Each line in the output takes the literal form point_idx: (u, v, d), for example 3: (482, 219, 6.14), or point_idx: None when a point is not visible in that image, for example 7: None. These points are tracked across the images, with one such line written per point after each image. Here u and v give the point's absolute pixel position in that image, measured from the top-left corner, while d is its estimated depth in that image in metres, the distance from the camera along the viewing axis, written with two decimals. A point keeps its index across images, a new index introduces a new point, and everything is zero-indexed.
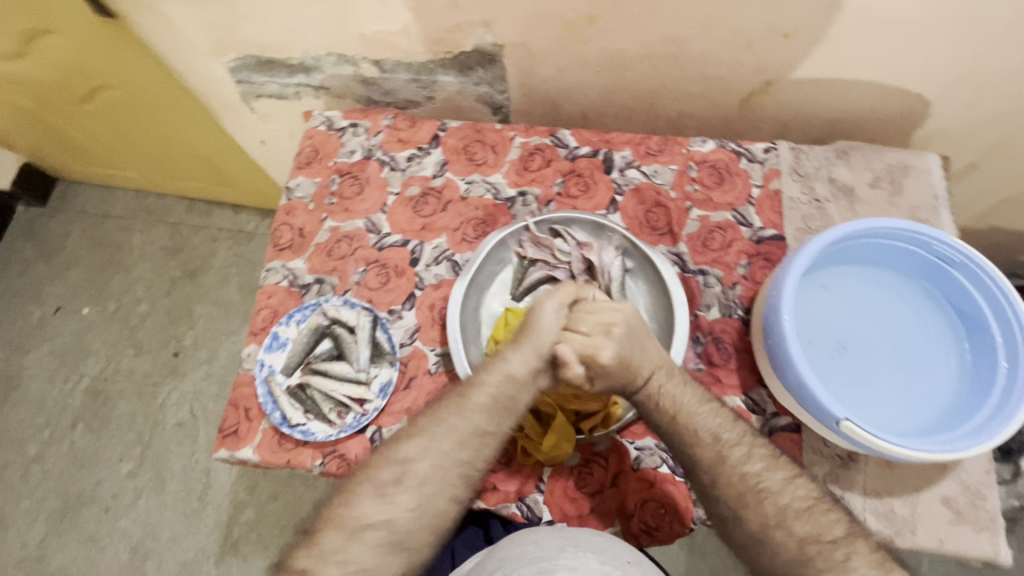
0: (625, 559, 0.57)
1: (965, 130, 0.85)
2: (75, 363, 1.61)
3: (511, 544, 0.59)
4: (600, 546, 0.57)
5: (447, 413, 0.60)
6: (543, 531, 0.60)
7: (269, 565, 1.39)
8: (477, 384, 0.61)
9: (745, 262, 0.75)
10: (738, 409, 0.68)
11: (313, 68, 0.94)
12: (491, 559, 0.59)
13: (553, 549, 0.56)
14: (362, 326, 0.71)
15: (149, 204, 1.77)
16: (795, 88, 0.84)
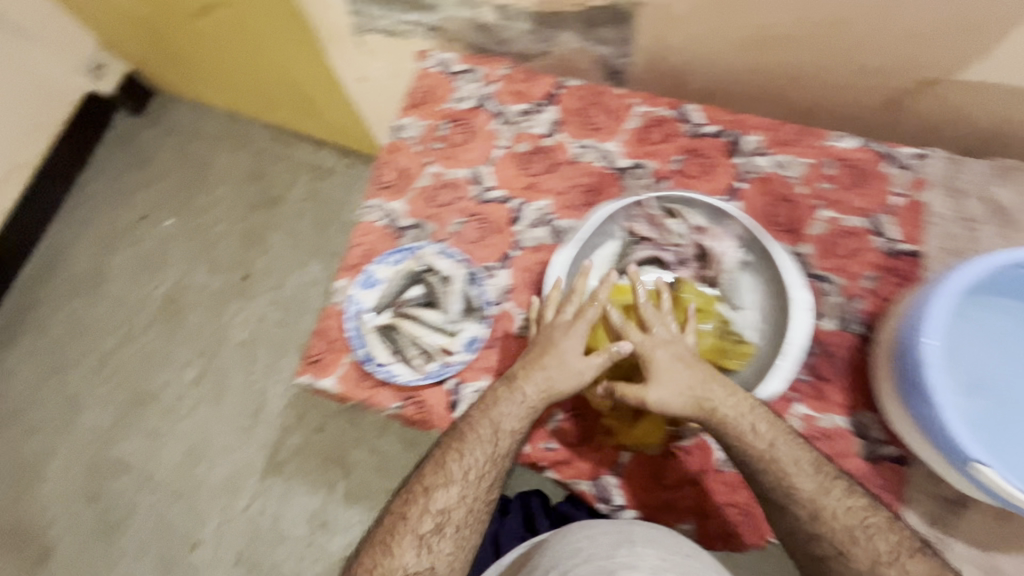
0: (685, 552, 0.58)
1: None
2: (155, 269, 1.70)
3: (566, 539, 0.62)
4: (657, 539, 0.59)
5: (450, 463, 0.61)
6: (596, 525, 0.62)
7: (308, 490, 1.45)
8: (478, 428, 0.61)
9: (873, 275, 0.68)
10: (840, 429, 0.63)
11: (433, 6, 0.91)
12: (548, 550, 0.62)
13: (608, 548, 0.58)
14: (458, 278, 0.71)
15: (238, 128, 1.81)
16: (959, 91, 0.75)
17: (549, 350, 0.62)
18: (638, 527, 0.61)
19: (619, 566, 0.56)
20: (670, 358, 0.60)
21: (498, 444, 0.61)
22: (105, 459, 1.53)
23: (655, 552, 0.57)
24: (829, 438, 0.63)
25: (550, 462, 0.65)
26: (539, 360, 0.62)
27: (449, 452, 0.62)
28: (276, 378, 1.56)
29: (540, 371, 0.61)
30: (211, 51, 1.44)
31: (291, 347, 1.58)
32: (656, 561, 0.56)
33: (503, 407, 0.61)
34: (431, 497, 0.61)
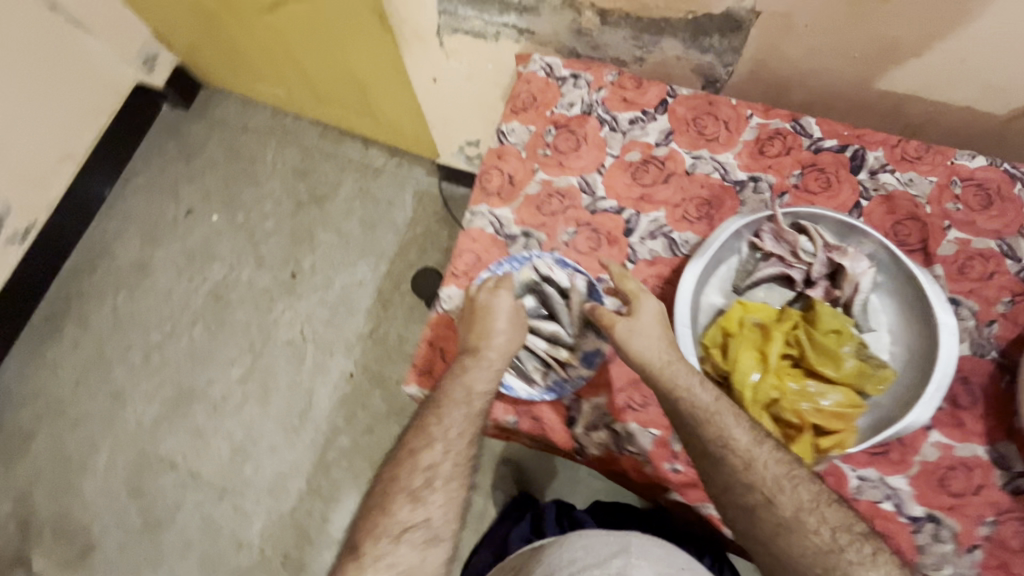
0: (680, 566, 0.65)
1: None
2: (201, 264, 1.69)
3: (564, 550, 0.67)
4: (652, 555, 0.65)
5: (414, 441, 0.61)
6: (591, 537, 0.68)
7: (357, 493, 1.43)
8: (445, 402, 0.61)
9: (1007, 299, 0.66)
10: (980, 460, 0.61)
11: (530, 9, 0.89)
12: (545, 559, 0.68)
13: (606, 559, 0.64)
14: (576, 291, 0.68)
15: (286, 124, 1.80)
16: None
17: (492, 314, 0.65)
18: (635, 541, 0.67)
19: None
20: (644, 308, 0.62)
21: (458, 417, 0.61)
22: (150, 455, 1.52)
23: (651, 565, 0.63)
24: (968, 469, 0.61)
25: (673, 484, 0.63)
26: (483, 324, 0.64)
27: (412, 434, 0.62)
28: (323, 378, 1.53)
29: (485, 334, 0.64)
30: (273, 47, 1.42)
31: (339, 347, 1.56)
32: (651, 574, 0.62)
33: (455, 377, 0.63)
34: (399, 483, 0.59)
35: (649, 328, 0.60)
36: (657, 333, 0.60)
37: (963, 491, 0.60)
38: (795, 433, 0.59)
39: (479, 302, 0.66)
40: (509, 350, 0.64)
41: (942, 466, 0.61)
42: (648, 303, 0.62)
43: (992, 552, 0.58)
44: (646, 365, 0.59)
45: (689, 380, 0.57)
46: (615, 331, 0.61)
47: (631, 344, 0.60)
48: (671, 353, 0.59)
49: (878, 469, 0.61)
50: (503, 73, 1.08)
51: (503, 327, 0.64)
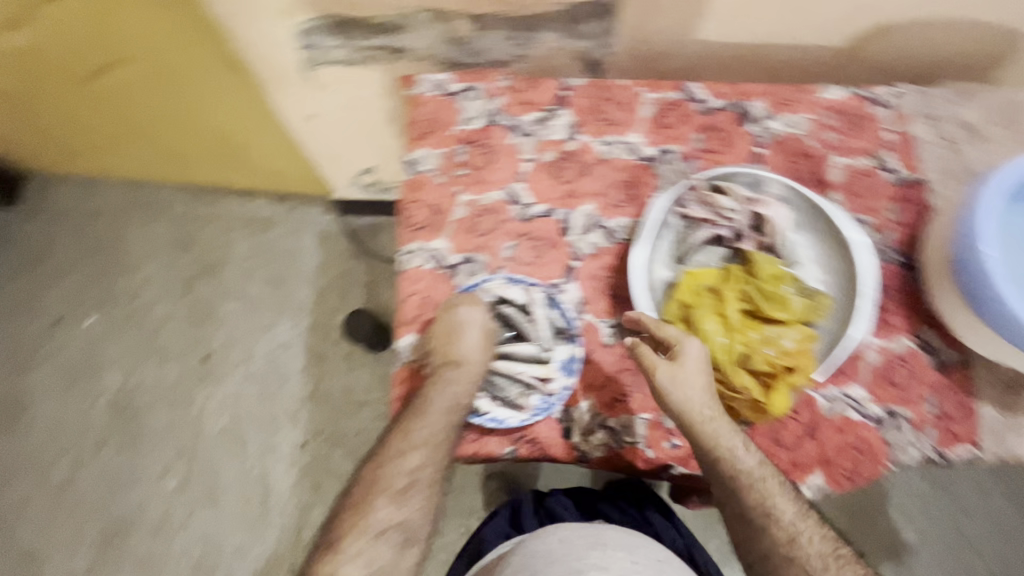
0: (656, 557, 0.66)
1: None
2: (90, 377, 1.46)
3: (541, 542, 0.68)
4: (625, 543, 0.67)
5: (399, 439, 0.61)
6: (568, 529, 0.69)
7: None
8: (432, 408, 0.62)
9: (893, 206, 0.75)
10: (910, 350, 0.69)
11: (399, 27, 0.85)
12: (522, 553, 0.68)
13: (583, 550, 0.65)
14: (533, 304, 0.68)
15: (146, 197, 1.59)
16: (906, 31, 0.84)
17: (466, 329, 0.65)
18: (607, 533, 0.69)
19: (590, 566, 0.63)
20: (688, 355, 0.61)
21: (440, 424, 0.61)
22: None
23: (625, 555, 0.65)
24: (904, 361, 0.69)
25: (677, 460, 0.65)
26: (457, 339, 0.64)
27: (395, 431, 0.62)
28: (274, 457, 1.40)
29: (461, 347, 0.64)
30: (108, 117, 1.25)
31: (283, 419, 1.43)
32: (626, 563, 0.64)
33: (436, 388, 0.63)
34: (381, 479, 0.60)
35: (693, 376, 0.60)
36: (698, 386, 0.60)
37: (905, 381, 0.69)
38: (772, 381, 0.63)
39: (455, 316, 0.65)
40: (480, 362, 0.65)
41: (885, 366, 0.69)
42: (690, 347, 0.61)
43: (940, 425, 0.68)
44: (687, 416, 0.59)
45: (725, 438, 0.60)
46: (657, 379, 0.60)
47: (674, 396, 0.60)
48: (712, 408, 0.60)
49: (839, 386, 0.68)
50: (384, 95, 1.02)
51: (476, 343, 0.65)
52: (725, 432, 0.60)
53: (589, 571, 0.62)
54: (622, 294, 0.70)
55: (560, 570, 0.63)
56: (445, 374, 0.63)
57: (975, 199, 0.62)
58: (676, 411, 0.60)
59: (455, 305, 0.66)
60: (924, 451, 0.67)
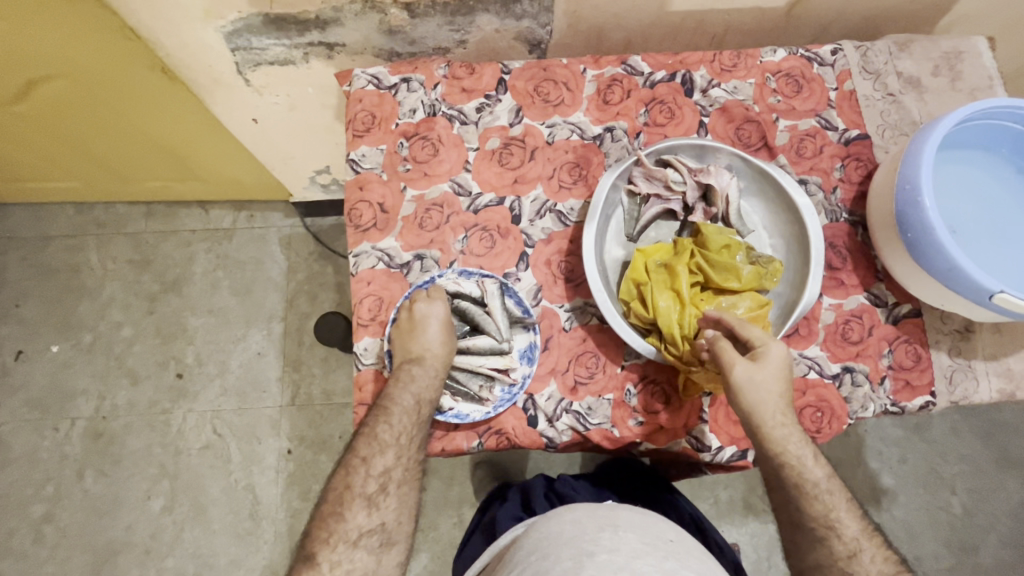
0: (669, 538, 0.63)
1: (988, 3, 0.86)
2: (61, 406, 1.43)
3: (551, 524, 0.65)
4: (637, 524, 0.63)
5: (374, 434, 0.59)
6: (581, 512, 0.65)
7: None
8: (398, 401, 0.60)
9: (839, 165, 0.76)
10: (863, 305, 0.71)
11: (331, 22, 0.82)
12: (532, 536, 0.65)
13: (594, 531, 0.61)
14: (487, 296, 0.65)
15: (99, 217, 1.55)
16: None
17: (427, 323, 0.63)
18: (620, 513, 0.65)
19: (600, 549, 0.58)
20: (770, 359, 0.59)
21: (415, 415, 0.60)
22: None
23: (636, 536, 0.61)
24: (859, 317, 0.70)
25: (643, 436, 0.66)
26: (420, 334, 0.62)
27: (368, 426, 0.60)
28: (260, 468, 1.39)
29: (422, 341, 0.62)
30: (44, 137, 1.19)
31: (264, 430, 1.42)
32: (637, 544, 0.59)
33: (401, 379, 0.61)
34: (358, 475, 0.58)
35: (771, 379, 0.59)
36: (771, 389, 0.59)
37: (861, 337, 0.70)
38: None
39: (415, 312, 0.64)
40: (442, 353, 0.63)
41: (840, 323, 0.70)
42: (774, 351, 0.59)
43: (897, 376, 0.69)
44: (754, 415, 0.59)
45: (794, 449, 0.59)
46: (734, 376, 0.58)
47: (749, 395, 0.58)
48: (782, 414, 0.59)
49: (795, 347, 0.69)
50: (327, 93, 1.00)
51: (437, 334, 0.63)
52: (795, 440, 0.60)
53: (599, 553, 0.58)
54: (577, 277, 0.70)
55: (568, 552, 0.60)
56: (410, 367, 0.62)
57: (917, 154, 0.62)
58: (746, 411, 0.59)
59: (414, 301, 0.64)
60: (882, 404, 0.68)
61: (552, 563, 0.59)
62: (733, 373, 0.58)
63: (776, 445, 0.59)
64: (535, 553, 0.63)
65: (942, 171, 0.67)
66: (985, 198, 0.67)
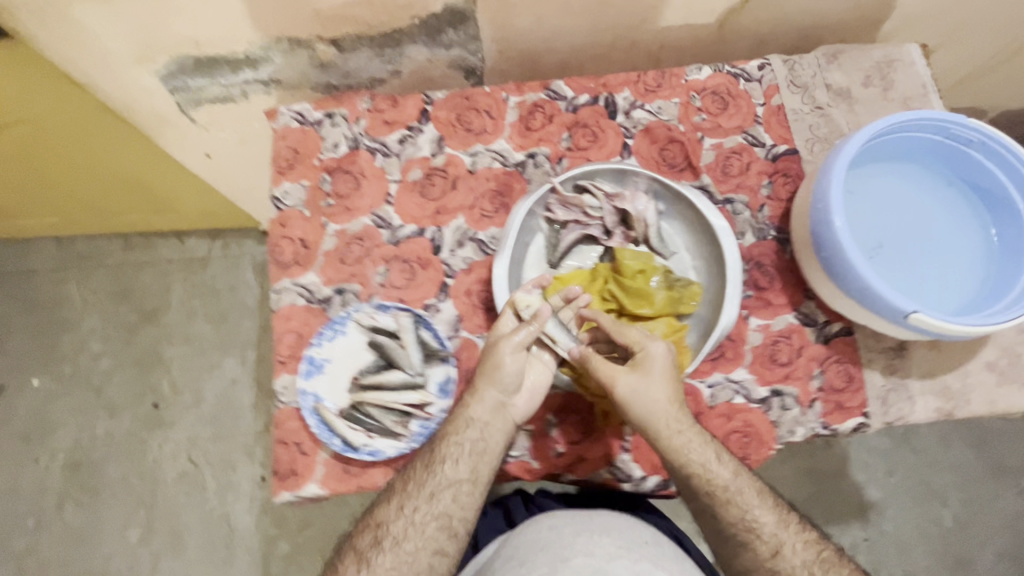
0: (643, 540, 0.65)
1: (931, 14, 0.83)
2: (43, 439, 1.45)
3: (530, 531, 0.67)
4: (612, 529, 0.65)
5: (440, 447, 0.60)
6: (561, 519, 0.66)
7: None
8: (461, 423, 0.60)
9: (767, 182, 0.74)
10: (792, 325, 0.69)
11: (262, 60, 0.83)
12: (512, 541, 0.67)
13: (570, 537, 0.64)
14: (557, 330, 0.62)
15: (79, 251, 1.57)
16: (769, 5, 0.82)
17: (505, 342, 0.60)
18: (598, 517, 0.67)
19: (575, 555, 0.62)
20: (651, 362, 0.59)
21: (484, 439, 0.60)
22: None
23: (610, 540, 0.64)
24: (787, 338, 0.69)
25: (563, 467, 0.65)
26: (494, 353, 0.60)
27: (440, 439, 0.61)
28: (234, 495, 1.40)
29: (493, 363, 0.60)
30: (13, 182, 1.21)
31: (240, 457, 1.43)
32: (611, 549, 0.62)
33: (472, 395, 0.61)
34: (428, 483, 0.59)
35: (654, 385, 0.59)
36: (655, 400, 0.58)
37: (790, 358, 0.68)
38: None
39: (497, 329, 0.62)
40: (514, 379, 0.60)
41: (768, 345, 0.68)
42: (655, 352, 0.60)
43: (828, 397, 0.67)
44: (645, 425, 0.59)
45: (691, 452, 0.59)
46: (619, 391, 0.59)
47: (632, 408, 0.59)
48: (676, 420, 0.59)
49: (721, 371, 0.68)
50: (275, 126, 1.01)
51: (511, 352, 0.60)
52: (695, 445, 0.59)
53: (573, 558, 0.61)
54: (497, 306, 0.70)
55: (544, 558, 0.62)
56: (480, 390, 0.61)
57: (827, 174, 0.61)
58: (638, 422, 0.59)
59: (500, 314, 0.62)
60: (812, 428, 0.66)
61: (529, 569, 0.62)
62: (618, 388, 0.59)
63: (675, 453, 0.59)
64: (511, 561, 0.64)
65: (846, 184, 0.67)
66: (891, 209, 0.66)
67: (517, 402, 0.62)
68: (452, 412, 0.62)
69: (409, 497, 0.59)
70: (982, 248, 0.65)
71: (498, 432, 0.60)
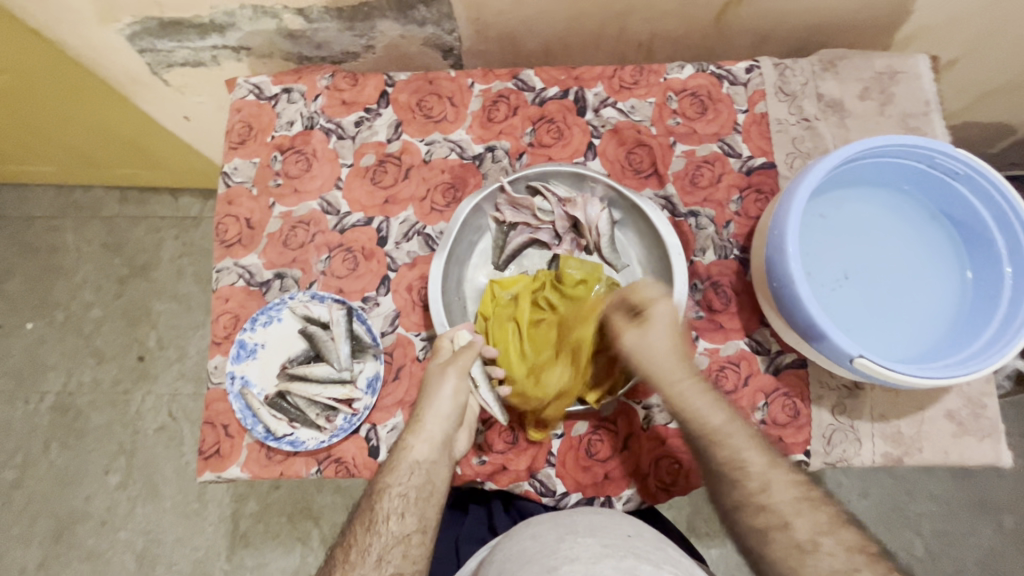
0: (626, 533, 0.51)
1: (957, 23, 0.74)
2: (33, 380, 1.37)
3: (512, 543, 0.54)
4: (598, 526, 0.52)
5: (381, 502, 0.56)
6: (542, 523, 0.54)
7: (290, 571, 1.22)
8: (395, 477, 0.56)
9: (737, 197, 0.70)
10: (742, 352, 0.66)
11: (228, 26, 0.77)
12: (495, 559, 0.54)
13: (552, 544, 0.50)
14: (482, 377, 0.61)
15: (77, 201, 1.46)
16: None
17: (431, 389, 0.60)
18: (581, 516, 0.54)
19: (562, 562, 0.48)
20: (656, 318, 0.58)
21: (431, 480, 0.57)
22: None
23: (596, 538, 0.50)
24: (735, 365, 0.65)
25: (485, 475, 0.64)
26: (422, 402, 0.59)
27: (377, 492, 0.56)
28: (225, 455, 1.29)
29: (435, 399, 0.59)
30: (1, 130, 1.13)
31: None
32: (596, 548, 0.48)
33: (411, 435, 0.58)
34: (371, 547, 0.53)
35: (660, 341, 0.58)
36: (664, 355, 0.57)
37: (735, 386, 0.65)
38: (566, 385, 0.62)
39: (424, 379, 0.61)
40: (455, 414, 0.59)
41: (714, 370, 0.65)
42: (661, 309, 0.59)
43: (770, 432, 0.64)
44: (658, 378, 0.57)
45: (702, 402, 0.56)
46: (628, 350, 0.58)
47: (650, 357, 0.58)
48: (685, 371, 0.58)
49: None
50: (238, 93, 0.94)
51: (452, 386, 0.59)
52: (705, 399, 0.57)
53: (560, 566, 0.47)
54: None
55: (531, 571, 0.48)
56: (424, 426, 0.58)
57: (789, 199, 0.57)
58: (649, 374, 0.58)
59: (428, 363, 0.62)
60: None
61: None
62: (652, 310, 0.59)
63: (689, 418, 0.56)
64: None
65: (813, 209, 0.63)
66: (859, 239, 0.63)
67: (457, 440, 0.61)
68: (388, 460, 0.58)
69: (354, 567, 0.53)
70: (956, 290, 0.61)
71: (440, 474, 0.58)
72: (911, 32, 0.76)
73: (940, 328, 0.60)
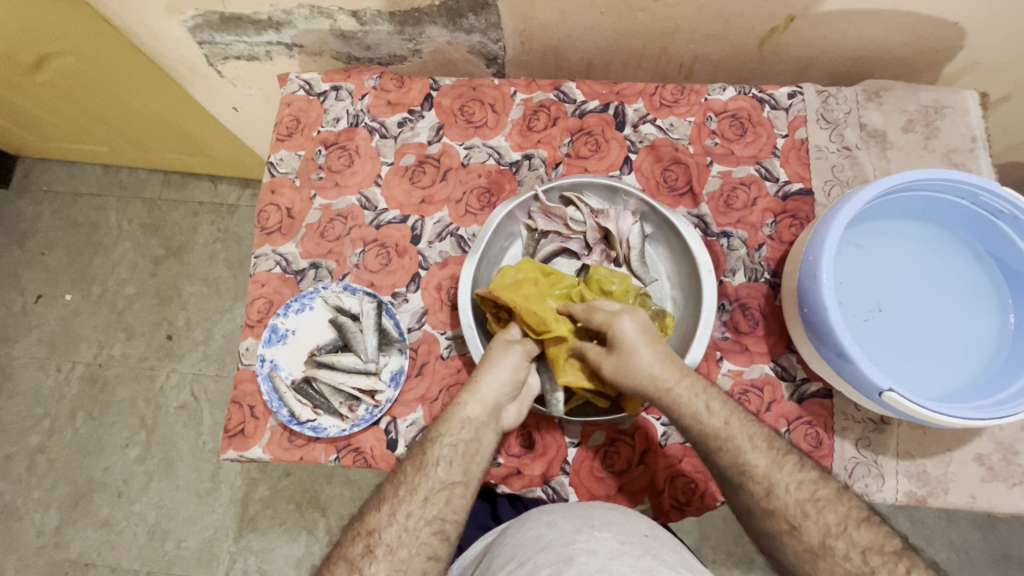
0: (643, 532, 0.51)
1: (1009, 61, 0.73)
2: (67, 350, 1.42)
3: (525, 529, 0.53)
4: (614, 522, 0.52)
5: (431, 447, 0.55)
6: (558, 513, 0.54)
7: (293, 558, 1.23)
8: (449, 428, 0.56)
9: (771, 221, 0.70)
10: (766, 376, 0.65)
11: (284, 23, 0.80)
12: (506, 544, 0.53)
13: (569, 533, 0.50)
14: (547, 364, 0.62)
15: (122, 180, 1.52)
16: (821, 23, 0.69)
17: (497, 362, 0.58)
18: (597, 511, 0.54)
19: (579, 552, 0.48)
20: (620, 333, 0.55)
21: (478, 439, 0.56)
22: (59, 565, 1.28)
23: (613, 534, 0.50)
24: (759, 389, 0.65)
25: (498, 477, 0.65)
26: (481, 372, 0.58)
27: (428, 439, 0.56)
28: None
29: (494, 367, 0.58)
30: (60, 108, 1.17)
31: None
32: (614, 543, 0.48)
33: (468, 393, 0.57)
34: (420, 486, 0.53)
35: (637, 360, 0.55)
36: (647, 352, 0.55)
37: (757, 411, 0.64)
38: None
39: (489, 350, 0.59)
40: (514, 383, 0.58)
41: (736, 392, 0.65)
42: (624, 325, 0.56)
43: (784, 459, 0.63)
44: (652, 390, 0.55)
45: None
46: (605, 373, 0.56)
47: (636, 352, 0.55)
48: (675, 371, 0.55)
49: None
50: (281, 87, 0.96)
51: (514, 363, 0.58)
52: None
53: (577, 556, 0.47)
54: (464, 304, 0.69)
55: (545, 558, 0.48)
56: (480, 388, 0.57)
57: (826, 225, 0.57)
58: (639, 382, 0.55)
59: (491, 343, 0.60)
60: None
61: (529, 572, 0.48)
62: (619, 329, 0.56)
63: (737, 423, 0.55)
64: (508, 562, 0.51)
65: (849, 238, 0.63)
66: (895, 272, 0.62)
67: (507, 411, 0.59)
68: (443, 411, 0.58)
69: (402, 502, 0.53)
70: (994, 332, 0.60)
71: (488, 434, 0.57)
72: (960, 67, 0.75)
73: (974, 370, 0.59)
